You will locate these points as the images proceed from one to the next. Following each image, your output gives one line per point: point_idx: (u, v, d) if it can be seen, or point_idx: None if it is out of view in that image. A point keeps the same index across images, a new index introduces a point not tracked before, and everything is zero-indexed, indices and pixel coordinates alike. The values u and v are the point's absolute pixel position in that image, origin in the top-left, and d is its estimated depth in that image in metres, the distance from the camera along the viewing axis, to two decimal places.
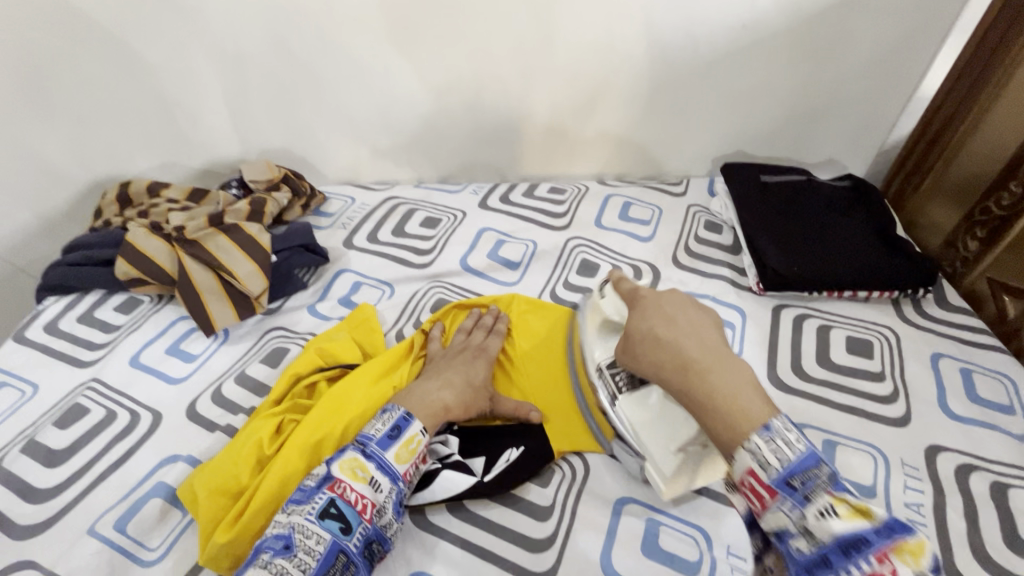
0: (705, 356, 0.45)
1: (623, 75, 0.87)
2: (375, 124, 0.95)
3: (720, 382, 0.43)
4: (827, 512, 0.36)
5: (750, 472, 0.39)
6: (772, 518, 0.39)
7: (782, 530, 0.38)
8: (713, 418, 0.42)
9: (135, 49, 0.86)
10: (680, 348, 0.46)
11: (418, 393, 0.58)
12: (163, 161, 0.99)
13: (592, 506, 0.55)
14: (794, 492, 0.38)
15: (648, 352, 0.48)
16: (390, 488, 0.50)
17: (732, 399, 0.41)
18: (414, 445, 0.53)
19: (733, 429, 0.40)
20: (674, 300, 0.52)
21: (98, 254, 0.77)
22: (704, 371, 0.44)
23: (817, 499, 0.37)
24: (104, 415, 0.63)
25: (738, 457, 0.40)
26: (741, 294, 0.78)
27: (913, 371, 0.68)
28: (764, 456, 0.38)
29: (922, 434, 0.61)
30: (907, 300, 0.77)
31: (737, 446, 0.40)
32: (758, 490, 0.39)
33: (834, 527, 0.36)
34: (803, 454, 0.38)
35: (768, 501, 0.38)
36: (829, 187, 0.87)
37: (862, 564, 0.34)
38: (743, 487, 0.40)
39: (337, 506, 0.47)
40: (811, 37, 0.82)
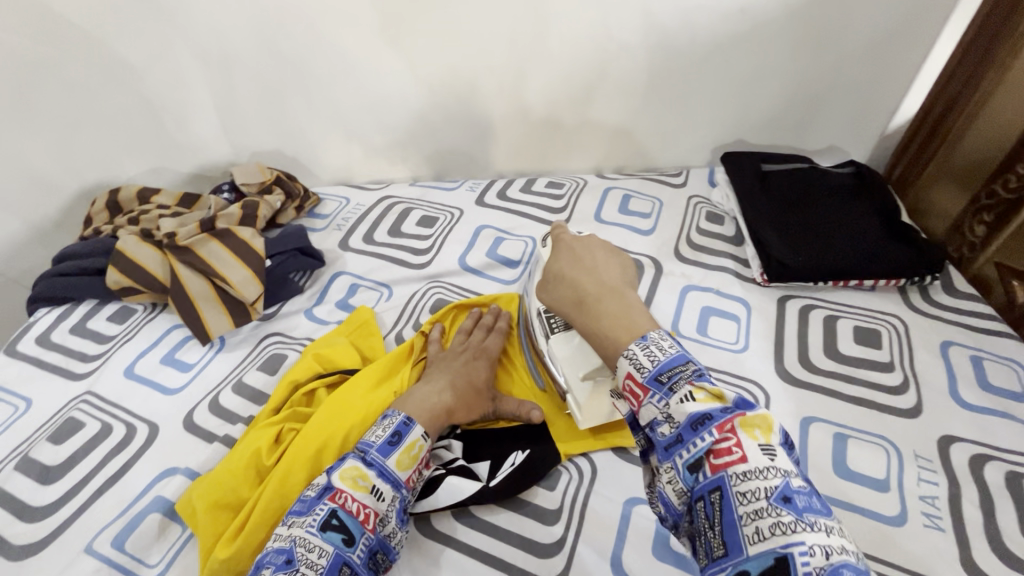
0: (597, 290, 0.50)
1: (619, 64, 0.85)
2: (368, 123, 0.93)
3: (606, 308, 0.48)
4: (687, 398, 0.38)
5: (629, 375, 0.42)
6: (645, 412, 0.40)
7: (653, 422, 0.40)
8: (600, 341, 0.46)
9: (119, 51, 0.84)
10: (580, 286, 0.52)
11: (421, 395, 0.57)
12: (153, 166, 0.97)
13: (600, 508, 0.54)
14: (661, 386, 0.40)
15: (556, 292, 0.54)
16: (393, 496, 0.49)
17: (612, 318, 0.47)
18: (416, 450, 0.52)
19: (616, 341, 0.45)
20: (592, 245, 0.57)
21: (89, 263, 0.76)
22: (597, 300, 0.49)
23: (679, 389, 0.39)
24: (100, 428, 0.62)
25: (619, 365, 0.43)
26: (745, 286, 0.77)
27: (923, 359, 0.67)
28: (639, 359, 0.42)
29: (934, 425, 0.60)
30: (914, 288, 0.76)
31: (618, 355, 0.44)
32: (635, 390, 0.41)
33: (690, 409, 0.38)
34: (671, 357, 0.41)
35: (642, 397, 0.40)
36: (832, 174, 0.86)
37: (707, 437, 0.36)
38: (625, 390, 0.42)
39: (339, 517, 0.45)
40: (811, 20, 0.80)
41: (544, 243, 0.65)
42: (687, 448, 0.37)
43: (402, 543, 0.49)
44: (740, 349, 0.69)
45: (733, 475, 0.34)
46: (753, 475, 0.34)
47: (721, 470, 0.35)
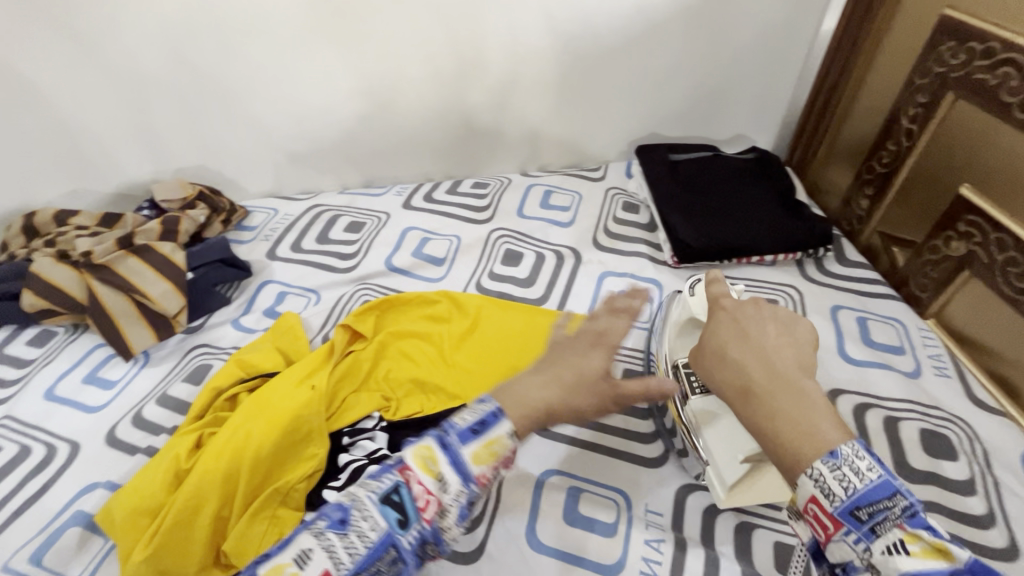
0: (764, 374, 0.36)
1: (531, 67, 0.89)
2: (292, 135, 0.94)
3: (774, 400, 0.35)
4: (895, 548, 0.29)
5: (814, 499, 0.31)
6: (835, 550, 0.32)
7: (849, 565, 0.31)
8: (774, 449, 0.33)
9: (26, 75, 0.83)
10: (740, 366, 0.38)
11: (581, 386, 0.43)
12: (73, 189, 0.96)
13: (516, 483, 0.57)
14: (862, 526, 0.30)
15: (709, 372, 0.40)
16: (459, 490, 0.38)
17: (792, 423, 0.33)
18: (496, 445, 0.39)
19: (798, 456, 0.32)
20: (758, 314, 0.41)
21: (3, 288, 0.74)
22: (765, 390, 0.35)
23: (886, 532, 0.30)
24: (18, 451, 0.61)
25: (800, 485, 0.32)
26: (658, 268, 0.82)
27: (815, 323, 0.73)
28: (828, 485, 0.31)
29: (823, 381, 0.66)
30: (810, 260, 0.82)
31: (798, 470, 0.32)
32: (823, 521, 0.31)
33: (903, 567, 0.29)
34: (875, 483, 0.30)
35: (833, 531, 0.31)
36: (734, 160, 0.92)
37: None
38: (806, 515, 0.32)
39: (399, 495, 0.37)
40: (701, 20, 0.86)
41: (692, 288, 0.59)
42: None
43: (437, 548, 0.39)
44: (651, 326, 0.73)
45: None
46: None
47: None
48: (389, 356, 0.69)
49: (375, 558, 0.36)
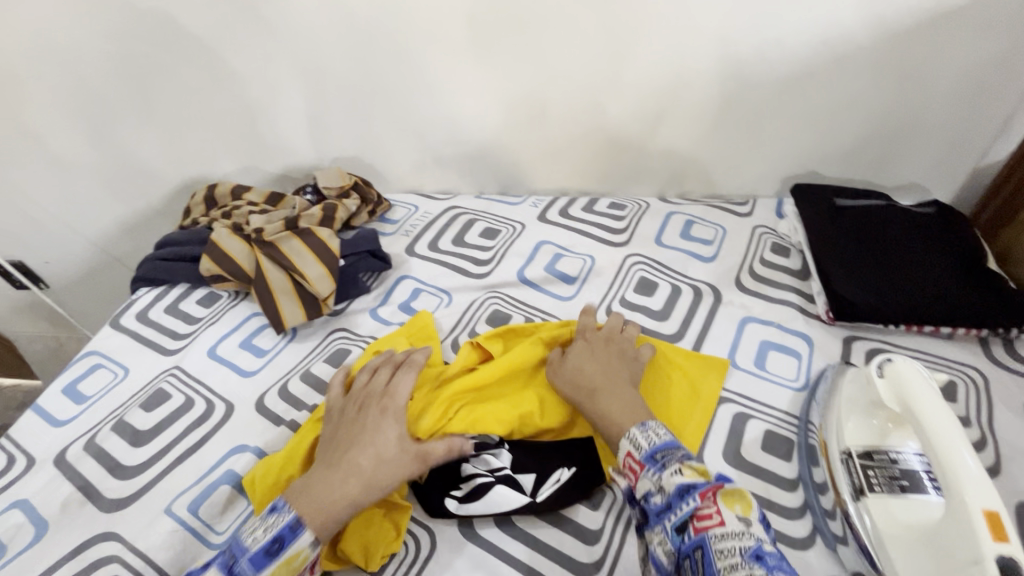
0: (605, 384, 0.59)
1: (694, 92, 0.85)
2: (441, 137, 0.97)
3: (615, 402, 0.56)
4: (676, 472, 0.47)
5: (630, 453, 0.51)
6: (641, 485, 0.48)
7: (647, 493, 0.47)
8: (607, 424, 0.55)
9: (226, 61, 0.92)
10: (585, 377, 0.60)
11: (378, 476, 0.52)
12: (246, 166, 1.06)
13: (641, 535, 0.54)
14: (656, 462, 0.49)
15: (566, 380, 0.61)
16: None
17: (625, 410, 0.55)
18: (296, 562, 0.47)
19: (620, 425, 0.54)
20: (603, 347, 0.64)
21: (185, 250, 0.84)
22: (606, 394, 0.57)
23: (670, 466, 0.47)
24: (183, 401, 0.68)
25: (621, 444, 0.52)
26: (809, 322, 0.75)
27: (1003, 418, 0.63)
28: (638, 441, 0.51)
29: (1013, 489, 0.56)
30: (997, 340, 0.71)
31: (621, 435, 0.53)
32: (633, 466, 0.50)
33: (677, 480, 0.46)
34: (665, 441, 0.51)
35: (639, 472, 0.49)
36: (912, 213, 0.82)
37: (691, 503, 0.44)
38: (625, 468, 0.51)
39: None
40: (898, 55, 0.77)
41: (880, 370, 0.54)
42: (673, 512, 0.45)
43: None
44: (800, 387, 0.66)
45: (713, 536, 0.42)
46: (730, 536, 0.42)
47: (702, 532, 0.43)
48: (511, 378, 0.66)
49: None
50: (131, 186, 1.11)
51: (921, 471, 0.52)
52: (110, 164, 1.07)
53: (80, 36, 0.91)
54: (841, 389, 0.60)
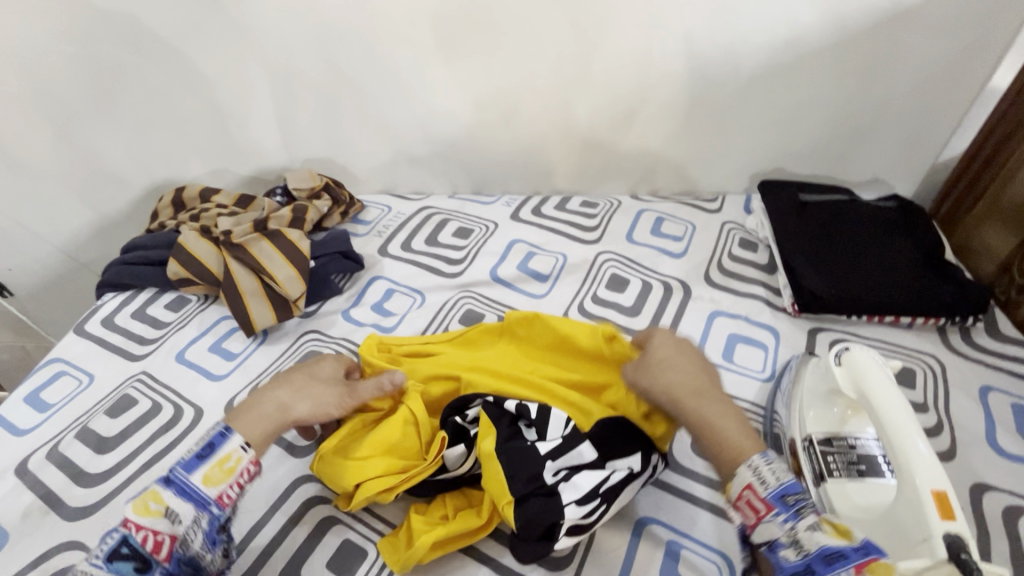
0: (696, 391, 0.52)
1: (662, 92, 0.87)
2: (414, 138, 0.97)
3: (706, 413, 0.50)
4: (814, 527, 0.41)
5: (749, 487, 0.44)
6: (764, 530, 0.42)
7: (774, 542, 0.42)
8: (711, 441, 0.49)
9: (193, 62, 0.91)
10: (672, 380, 0.53)
11: (308, 388, 0.58)
12: (216, 168, 1.05)
13: (611, 528, 0.55)
14: (786, 507, 0.42)
15: (660, 376, 0.54)
16: (197, 516, 0.46)
17: (721, 426, 0.49)
18: (231, 462, 0.49)
19: (737, 448, 0.47)
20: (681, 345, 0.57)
21: (153, 254, 0.82)
22: (699, 403, 0.51)
23: (806, 516, 0.42)
24: (150, 407, 0.67)
25: (741, 473, 0.45)
26: (775, 315, 0.76)
27: (959, 403, 0.65)
28: (763, 475, 0.44)
29: (968, 471, 0.59)
30: (954, 328, 0.73)
31: (738, 464, 0.46)
32: (755, 504, 0.44)
33: (819, 539, 0.40)
34: (793, 482, 0.44)
35: (764, 513, 0.43)
36: (873, 207, 0.84)
37: (842, 572, 0.38)
38: (741, 504, 0.45)
39: (131, 546, 0.43)
40: (858, 53, 0.80)
41: (838, 362, 0.56)
42: None
43: (218, 562, 0.47)
44: (765, 377, 0.68)
45: None
46: None
47: None
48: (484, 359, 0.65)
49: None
50: (98, 190, 1.09)
51: (877, 454, 0.54)
52: (74, 168, 1.05)
53: (40, 36, 0.88)
54: (801, 378, 0.61)
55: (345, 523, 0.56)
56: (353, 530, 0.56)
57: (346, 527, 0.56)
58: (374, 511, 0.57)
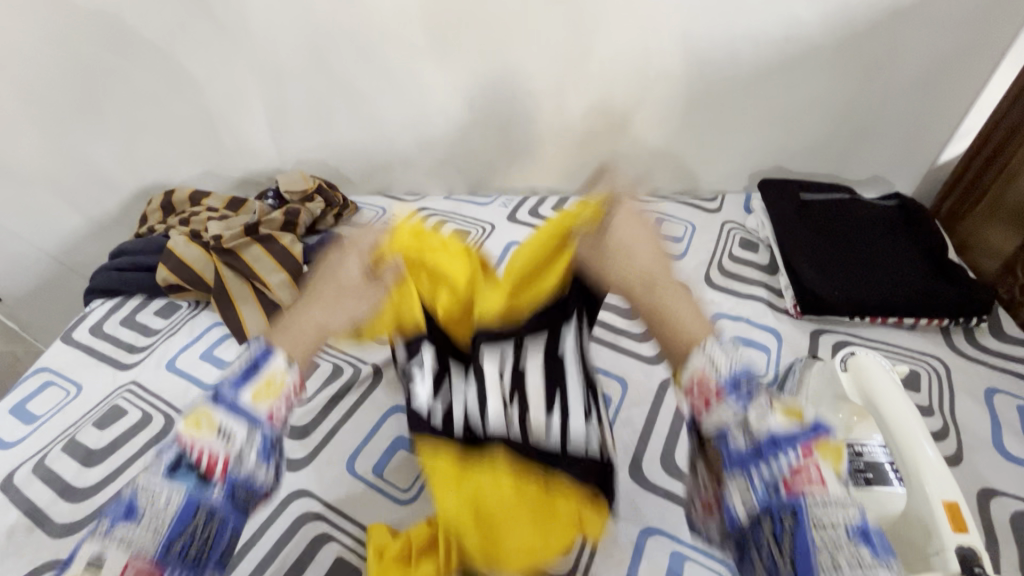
0: (660, 274, 0.53)
1: (659, 90, 0.85)
2: (408, 138, 0.96)
3: (674, 297, 0.52)
4: (767, 415, 0.46)
5: (702, 370, 0.48)
6: (717, 415, 0.47)
7: (725, 426, 0.47)
8: (674, 330, 0.51)
9: (180, 62, 0.88)
10: (630, 261, 0.53)
11: (340, 300, 0.52)
12: (206, 170, 1.03)
13: (613, 541, 0.55)
14: (736, 392, 0.47)
15: (623, 260, 0.53)
16: (249, 430, 0.43)
17: (687, 315, 0.51)
18: (276, 383, 0.45)
19: (695, 337, 0.50)
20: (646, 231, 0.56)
21: (141, 259, 0.80)
22: (666, 288, 0.52)
23: (756, 398, 0.46)
24: (140, 417, 0.65)
25: (695, 358, 0.48)
26: (777, 317, 0.75)
27: (964, 406, 0.64)
28: (716, 357, 0.48)
29: (975, 477, 0.58)
30: (958, 329, 0.73)
31: (695, 349, 0.49)
32: (709, 387, 0.47)
33: (771, 424, 0.45)
34: (738, 364, 0.48)
35: (717, 399, 0.47)
36: (874, 206, 0.83)
37: (793, 458, 0.44)
38: (694, 387, 0.48)
39: (188, 463, 0.40)
40: (861, 50, 0.78)
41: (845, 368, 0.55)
42: (766, 468, 0.44)
43: (273, 481, 0.44)
44: (768, 382, 0.67)
45: (811, 501, 0.42)
46: (833, 504, 0.42)
47: (801, 498, 0.42)
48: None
49: (183, 526, 0.39)
50: (85, 193, 1.06)
51: None
52: (60, 171, 1.03)
53: (20, 37, 0.86)
54: (807, 382, 0.58)
55: (335, 540, 0.56)
56: (345, 547, 0.55)
57: (338, 544, 0.56)
58: (370, 529, 0.57)
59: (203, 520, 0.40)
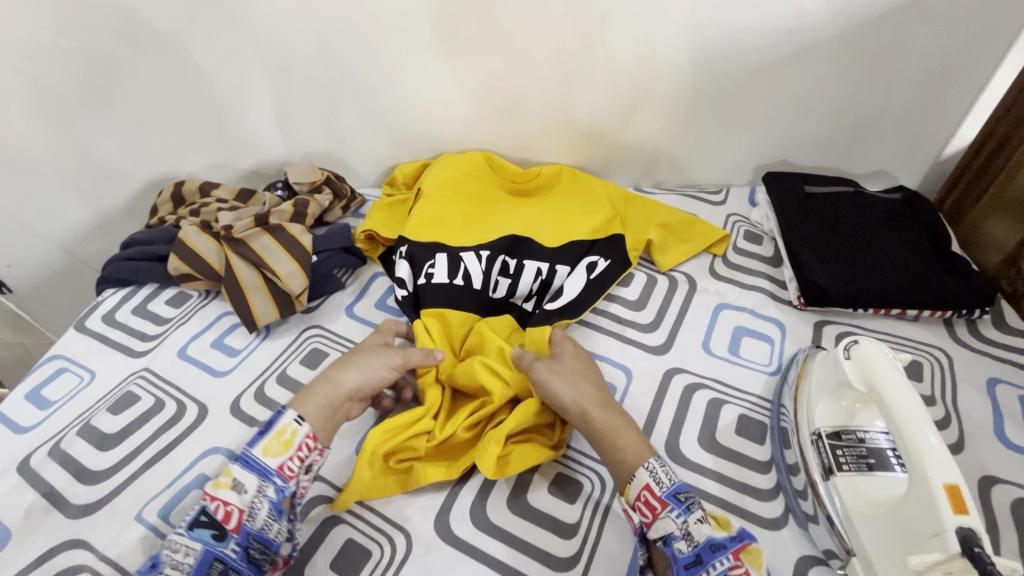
0: (598, 394, 0.60)
1: (665, 83, 0.86)
2: (415, 132, 0.97)
3: (614, 429, 0.57)
4: (702, 520, 0.49)
5: (646, 487, 0.52)
6: (660, 525, 0.50)
7: (669, 535, 0.49)
8: (612, 448, 0.56)
9: (189, 55, 0.89)
10: (580, 375, 0.61)
11: (357, 360, 0.62)
12: (215, 163, 1.04)
13: (618, 524, 0.56)
14: (678, 503, 0.50)
15: (576, 385, 0.60)
16: (260, 487, 0.53)
17: (617, 427, 0.57)
18: (286, 435, 0.55)
19: (634, 456, 0.55)
20: (576, 353, 0.65)
21: (152, 249, 0.81)
22: (601, 408, 0.59)
23: (694, 510, 0.50)
24: (153, 403, 0.66)
25: (640, 476, 0.52)
26: (781, 308, 0.76)
27: (966, 395, 0.65)
28: (659, 475, 0.52)
29: (976, 464, 0.59)
30: (961, 321, 0.73)
31: (638, 468, 0.53)
32: (651, 502, 0.51)
33: (706, 531, 0.48)
34: (675, 481, 0.52)
35: (659, 509, 0.50)
36: (878, 199, 0.83)
37: (726, 561, 0.47)
38: (638, 502, 0.52)
39: (209, 515, 0.51)
40: (866, 44, 0.79)
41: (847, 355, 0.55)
42: (705, 568, 0.47)
43: (284, 533, 0.52)
44: (772, 371, 0.68)
45: None
46: None
47: None
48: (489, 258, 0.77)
49: (202, 575, 0.49)
50: (95, 185, 1.08)
51: (887, 448, 0.54)
52: (70, 163, 1.04)
53: (31, 28, 0.87)
54: (811, 372, 0.61)
55: (346, 522, 0.57)
56: (356, 529, 0.57)
57: (348, 526, 0.57)
58: (381, 512, 0.58)
59: (220, 568, 0.49)
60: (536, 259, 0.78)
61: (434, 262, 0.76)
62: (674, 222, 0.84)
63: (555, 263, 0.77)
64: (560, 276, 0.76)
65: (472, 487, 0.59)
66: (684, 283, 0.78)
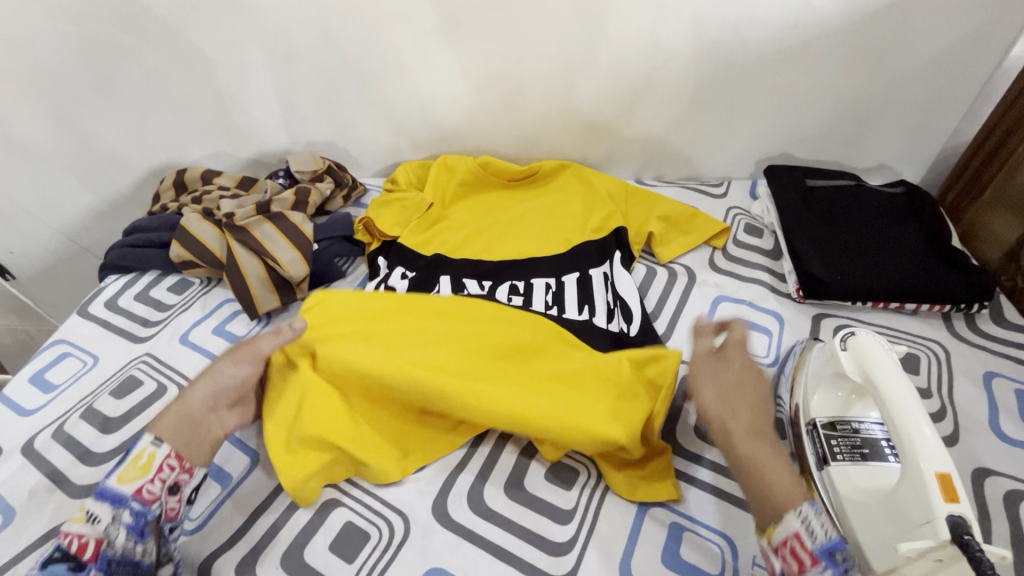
0: (758, 415, 0.53)
1: (668, 75, 0.85)
2: (417, 122, 0.97)
3: (765, 459, 0.50)
4: None
5: (796, 535, 0.44)
6: None
7: None
8: (750, 478, 0.49)
9: (192, 42, 0.89)
10: (743, 392, 0.54)
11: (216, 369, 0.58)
12: (217, 151, 1.04)
13: (614, 511, 0.57)
14: (834, 563, 0.42)
15: (728, 400, 0.54)
16: (116, 514, 0.49)
17: (768, 460, 0.49)
18: (144, 459, 0.51)
19: (777, 493, 0.47)
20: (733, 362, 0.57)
21: (155, 236, 0.82)
22: (750, 431, 0.52)
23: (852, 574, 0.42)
24: (155, 388, 0.67)
25: (787, 519, 0.45)
26: (779, 301, 0.76)
27: (962, 388, 0.65)
28: (811, 525, 0.44)
29: (970, 456, 0.59)
30: (959, 315, 0.73)
31: (788, 509, 0.46)
32: (801, 555, 0.43)
33: None
34: (834, 538, 0.43)
35: (808, 565, 0.43)
36: (878, 193, 0.83)
37: None
38: (783, 550, 0.45)
39: (62, 550, 0.47)
40: (871, 37, 0.78)
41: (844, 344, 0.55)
42: None
43: (153, 553, 0.50)
44: (769, 363, 0.68)
45: None
46: None
47: None
48: (494, 273, 0.77)
49: None
50: (97, 172, 1.08)
51: (881, 440, 0.54)
52: (73, 149, 1.04)
53: (34, 15, 0.87)
54: (807, 363, 0.61)
55: (345, 506, 0.58)
56: (354, 512, 0.57)
57: (348, 510, 0.58)
58: (380, 496, 0.59)
59: None
60: (541, 275, 0.76)
61: (438, 291, 0.75)
62: (675, 214, 0.83)
63: (560, 275, 0.76)
64: (569, 287, 0.75)
65: (470, 474, 0.60)
66: (683, 276, 0.78)
